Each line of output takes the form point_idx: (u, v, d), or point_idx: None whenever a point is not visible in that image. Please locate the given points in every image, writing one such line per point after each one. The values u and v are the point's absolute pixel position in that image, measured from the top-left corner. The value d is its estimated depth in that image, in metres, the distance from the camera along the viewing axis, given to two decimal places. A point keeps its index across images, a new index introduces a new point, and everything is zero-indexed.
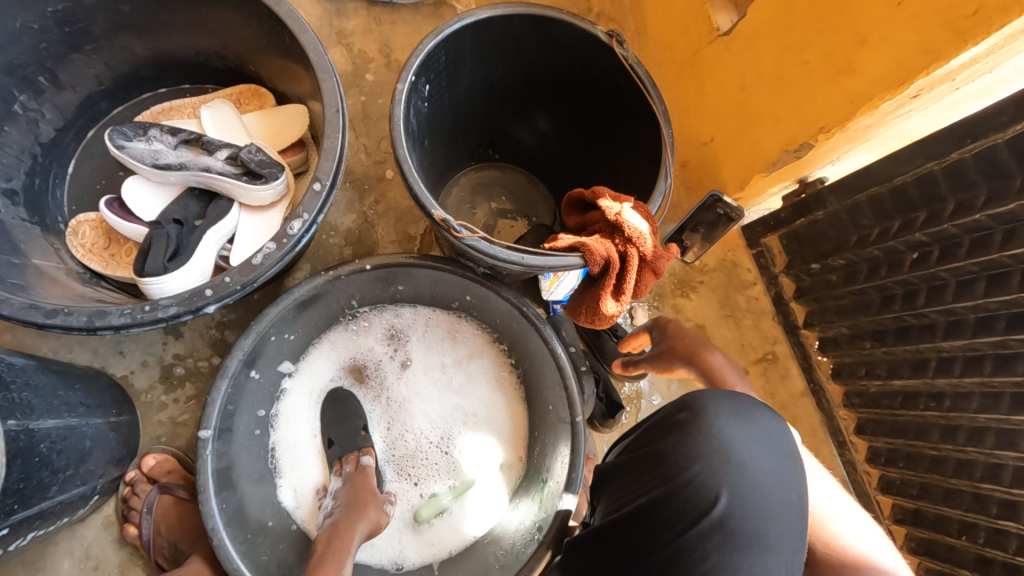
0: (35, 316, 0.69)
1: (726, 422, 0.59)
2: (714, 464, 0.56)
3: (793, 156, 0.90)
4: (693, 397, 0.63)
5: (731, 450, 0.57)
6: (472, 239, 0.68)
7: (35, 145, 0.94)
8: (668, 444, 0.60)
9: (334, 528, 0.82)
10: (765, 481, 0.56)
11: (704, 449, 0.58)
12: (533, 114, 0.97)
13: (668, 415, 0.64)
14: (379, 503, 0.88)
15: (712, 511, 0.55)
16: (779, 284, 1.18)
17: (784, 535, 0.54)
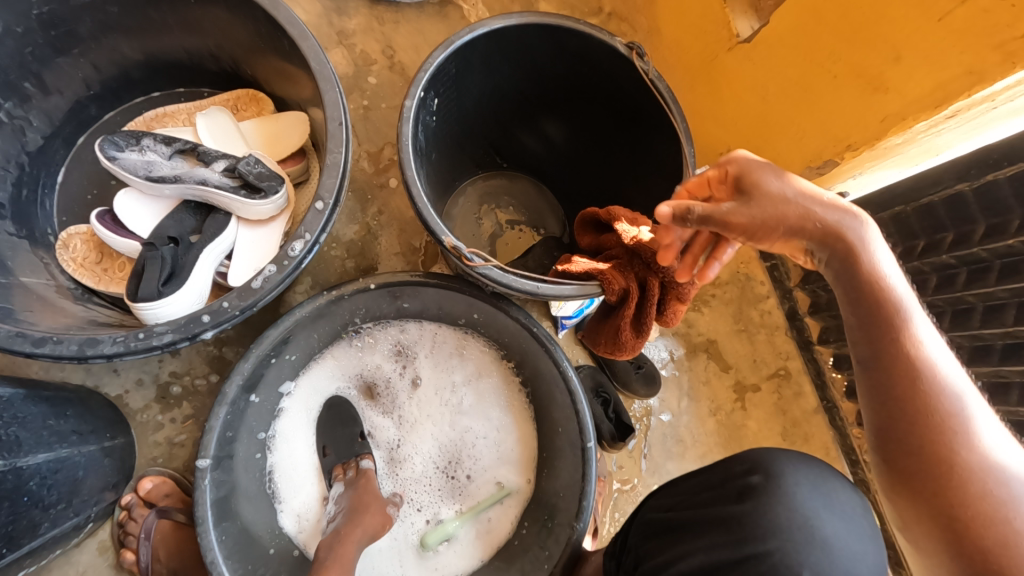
0: (21, 345, 0.65)
1: (808, 492, 0.53)
2: (797, 541, 0.51)
3: (817, 172, 0.88)
4: (763, 457, 0.57)
5: (815, 526, 0.52)
6: (486, 267, 0.65)
7: (22, 154, 0.89)
8: (740, 510, 0.54)
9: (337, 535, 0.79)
10: (846, 560, 0.51)
11: (784, 521, 0.52)
12: (545, 123, 0.93)
13: (733, 475, 0.57)
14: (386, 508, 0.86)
15: None
16: (794, 298, 1.15)
17: None
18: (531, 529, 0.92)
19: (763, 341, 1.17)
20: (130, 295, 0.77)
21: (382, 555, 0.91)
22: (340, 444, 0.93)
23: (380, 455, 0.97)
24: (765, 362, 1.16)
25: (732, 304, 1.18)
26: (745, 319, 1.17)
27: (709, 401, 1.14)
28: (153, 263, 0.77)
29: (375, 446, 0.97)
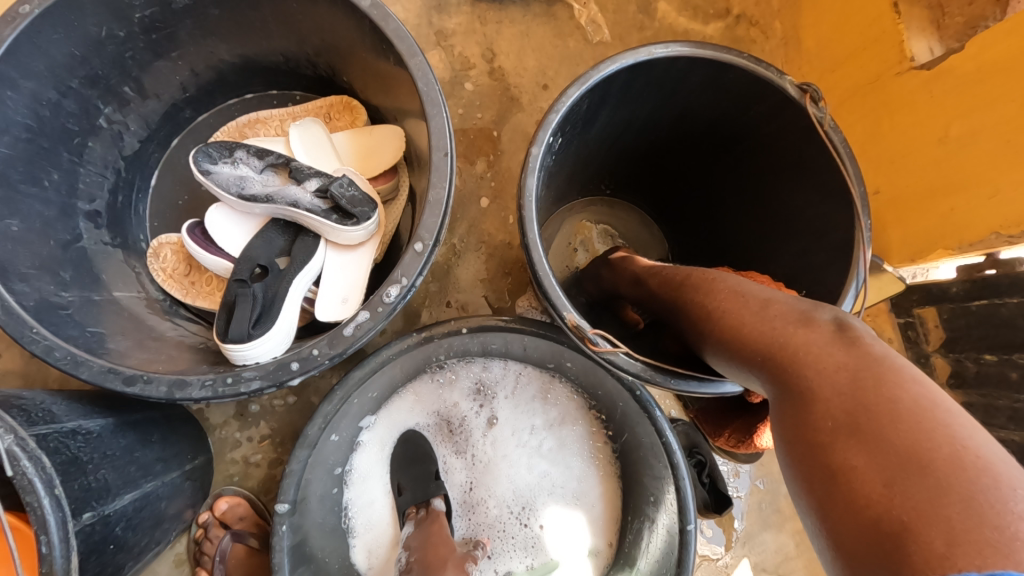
0: (113, 382, 0.63)
1: None
2: None
3: (1005, 242, 0.71)
4: None
5: None
6: (612, 352, 0.56)
7: (119, 159, 0.87)
8: None
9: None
10: None
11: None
12: (670, 154, 0.82)
13: None
14: (459, 557, 0.78)
15: None
16: (931, 364, 1.00)
17: None
18: None
19: None
20: (219, 336, 0.72)
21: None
22: (411, 486, 0.87)
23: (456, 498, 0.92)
24: None
25: None
26: None
27: None
28: (245, 302, 0.73)
29: (451, 489, 0.92)
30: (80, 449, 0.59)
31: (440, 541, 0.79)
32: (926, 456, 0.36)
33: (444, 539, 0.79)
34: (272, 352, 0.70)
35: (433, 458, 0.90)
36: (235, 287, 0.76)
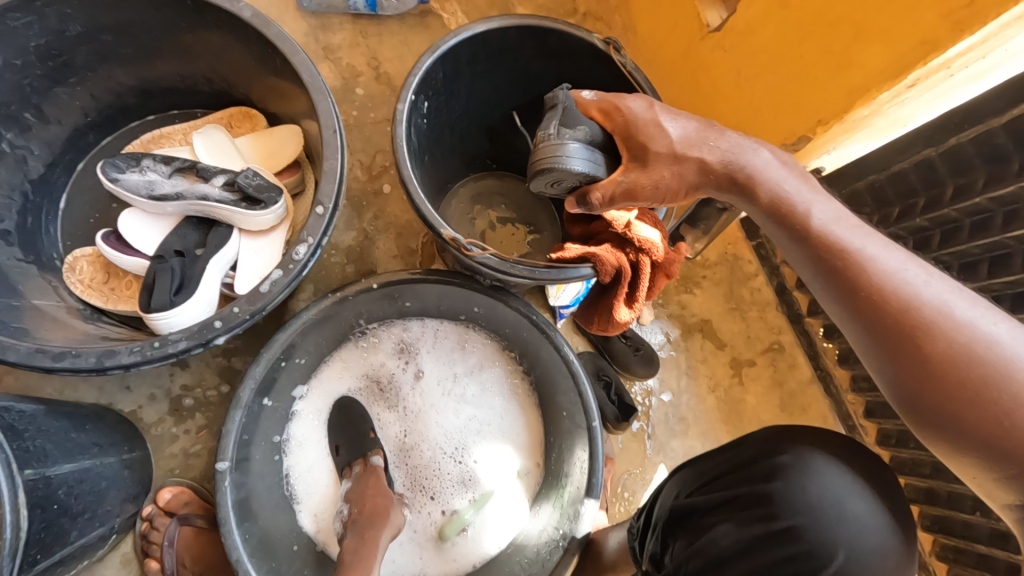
0: (42, 360, 0.68)
1: (834, 471, 0.56)
2: (822, 520, 0.54)
3: (791, 150, 0.92)
4: (792, 437, 0.59)
5: (845, 507, 0.54)
6: (483, 256, 0.69)
7: (25, 183, 0.91)
8: (773, 488, 0.56)
9: (359, 538, 0.80)
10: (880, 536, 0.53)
11: (817, 506, 0.54)
12: (530, 125, 0.98)
13: (762, 454, 0.59)
14: (393, 503, 0.87)
15: (828, 568, 0.53)
16: (781, 274, 1.20)
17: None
18: (546, 509, 0.97)
19: (755, 318, 1.22)
20: (144, 309, 0.81)
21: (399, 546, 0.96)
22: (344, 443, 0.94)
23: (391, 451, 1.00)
24: (759, 338, 1.21)
25: (723, 284, 1.23)
26: (736, 298, 1.22)
27: (708, 378, 1.18)
28: (163, 275, 0.81)
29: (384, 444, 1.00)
30: (15, 420, 0.64)
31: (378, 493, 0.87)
32: None
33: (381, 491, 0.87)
34: (195, 319, 0.80)
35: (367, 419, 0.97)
36: (153, 264, 0.84)
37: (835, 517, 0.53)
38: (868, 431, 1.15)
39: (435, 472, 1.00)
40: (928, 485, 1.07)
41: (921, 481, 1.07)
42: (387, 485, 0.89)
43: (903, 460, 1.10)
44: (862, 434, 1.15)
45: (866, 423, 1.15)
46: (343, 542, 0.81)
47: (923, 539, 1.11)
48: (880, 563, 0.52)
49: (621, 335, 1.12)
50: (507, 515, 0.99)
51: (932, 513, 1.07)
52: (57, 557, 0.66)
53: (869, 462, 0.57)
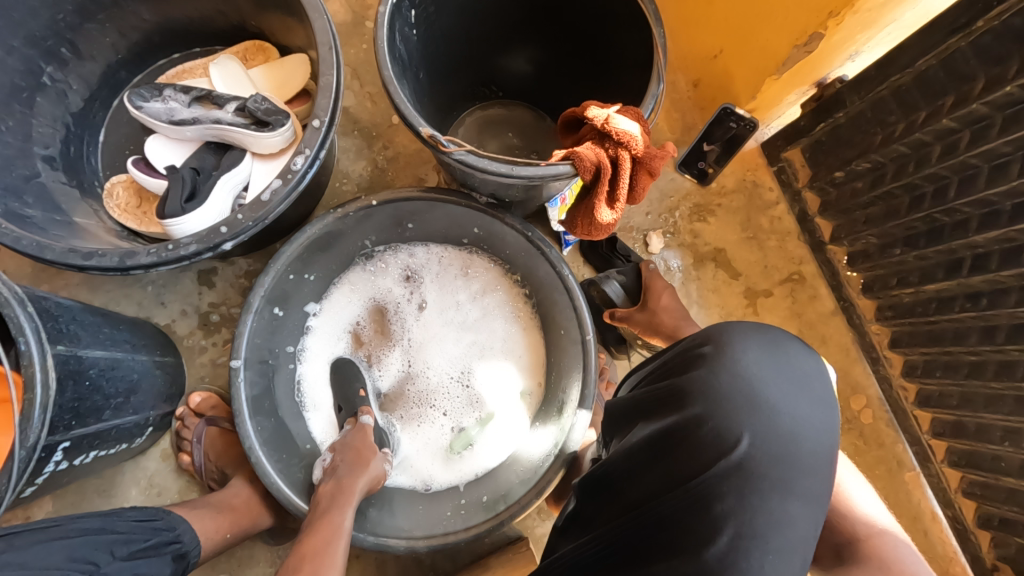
0: (74, 259, 0.76)
1: (751, 359, 0.57)
2: (735, 405, 0.54)
3: (803, 51, 0.86)
4: (718, 331, 0.61)
5: (756, 391, 0.55)
6: (461, 152, 0.69)
7: (66, 115, 1.00)
8: (693, 377, 0.58)
9: (337, 486, 0.79)
10: (793, 420, 0.53)
11: (729, 391, 0.55)
12: (526, 41, 0.96)
13: (690, 348, 0.62)
14: (378, 456, 0.86)
15: (733, 452, 0.53)
16: (803, 200, 1.14)
17: (802, 477, 0.52)
18: (543, 428, 0.98)
19: (774, 247, 1.17)
20: (158, 215, 0.88)
21: (411, 456, 1.00)
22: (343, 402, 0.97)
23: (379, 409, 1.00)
24: (777, 268, 1.16)
25: (740, 212, 1.18)
26: (754, 228, 1.17)
27: (720, 308, 1.15)
28: (175, 184, 0.89)
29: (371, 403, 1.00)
30: (51, 306, 0.71)
31: (364, 448, 0.86)
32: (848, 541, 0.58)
33: (367, 445, 0.86)
34: (203, 227, 0.87)
35: (359, 377, 0.99)
36: (168, 175, 0.91)
37: (743, 400, 0.54)
38: (892, 363, 1.09)
39: (428, 415, 1.03)
40: (956, 418, 1.01)
41: (948, 414, 1.01)
42: (373, 440, 0.88)
43: (929, 393, 1.04)
44: (886, 367, 1.10)
45: (890, 355, 1.09)
46: (321, 487, 0.81)
47: (949, 476, 1.05)
48: (783, 446, 0.52)
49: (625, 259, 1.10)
50: (504, 437, 1.01)
51: (960, 449, 1.02)
52: (93, 428, 0.75)
53: (794, 355, 0.57)
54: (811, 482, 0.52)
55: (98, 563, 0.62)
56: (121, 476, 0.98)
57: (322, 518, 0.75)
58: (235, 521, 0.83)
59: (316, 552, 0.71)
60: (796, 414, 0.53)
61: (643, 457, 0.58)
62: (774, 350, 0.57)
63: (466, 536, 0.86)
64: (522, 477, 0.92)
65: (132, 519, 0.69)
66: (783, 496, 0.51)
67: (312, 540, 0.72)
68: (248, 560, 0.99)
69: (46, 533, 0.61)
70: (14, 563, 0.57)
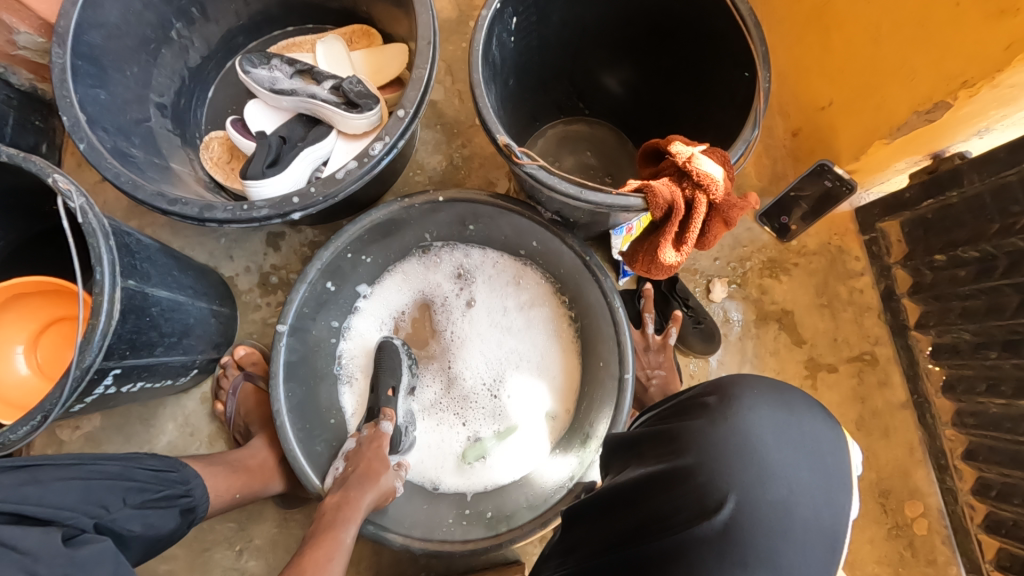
0: (160, 203, 0.81)
1: (756, 418, 0.52)
2: (729, 462, 0.50)
3: (924, 119, 0.79)
4: (730, 382, 0.57)
5: (756, 452, 0.50)
6: (534, 166, 0.68)
7: (184, 69, 1.08)
8: (691, 424, 0.55)
9: (346, 497, 0.79)
10: (792, 493, 0.48)
11: (724, 447, 0.51)
12: (625, 62, 0.94)
13: (697, 397, 0.59)
14: (390, 472, 0.86)
15: (717, 513, 0.48)
16: (892, 276, 1.04)
17: (795, 560, 0.46)
18: (563, 456, 0.95)
19: (849, 320, 1.08)
20: (240, 175, 0.92)
21: (428, 454, 1.00)
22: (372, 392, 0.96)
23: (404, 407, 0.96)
24: (848, 344, 1.07)
25: (817, 276, 1.09)
26: (829, 295, 1.09)
27: (775, 373, 1.08)
28: (262, 150, 0.93)
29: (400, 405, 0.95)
30: (132, 243, 0.76)
31: (377, 459, 0.86)
32: None
33: (379, 459, 0.86)
34: (279, 192, 0.91)
35: (393, 371, 0.96)
36: (258, 141, 0.96)
37: (738, 459, 0.50)
38: (962, 476, 0.98)
39: (450, 416, 1.03)
40: None
41: (1020, 548, 0.89)
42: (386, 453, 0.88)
43: (1001, 519, 0.92)
44: (954, 479, 0.98)
45: (962, 466, 0.97)
46: (329, 496, 0.81)
47: None
48: (775, 520, 0.47)
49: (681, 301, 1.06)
50: (524, 453, 1.00)
51: None
52: (144, 361, 0.79)
53: (808, 420, 0.51)
54: (805, 565, 0.46)
55: (111, 507, 0.65)
56: (162, 409, 1.05)
57: (326, 530, 0.75)
58: (246, 483, 0.86)
59: (317, 567, 0.70)
60: (797, 483, 0.48)
61: (626, 498, 0.56)
62: (786, 412, 0.52)
63: (462, 549, 0.84)
64: (528, 502, 0.90)
65: (147, 467, 0.72)
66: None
67: (314, 555, 0.72)
68: (256, 516, 1.02)
69: (68, 472, 0.64)
70: (34, 495, 0.58)
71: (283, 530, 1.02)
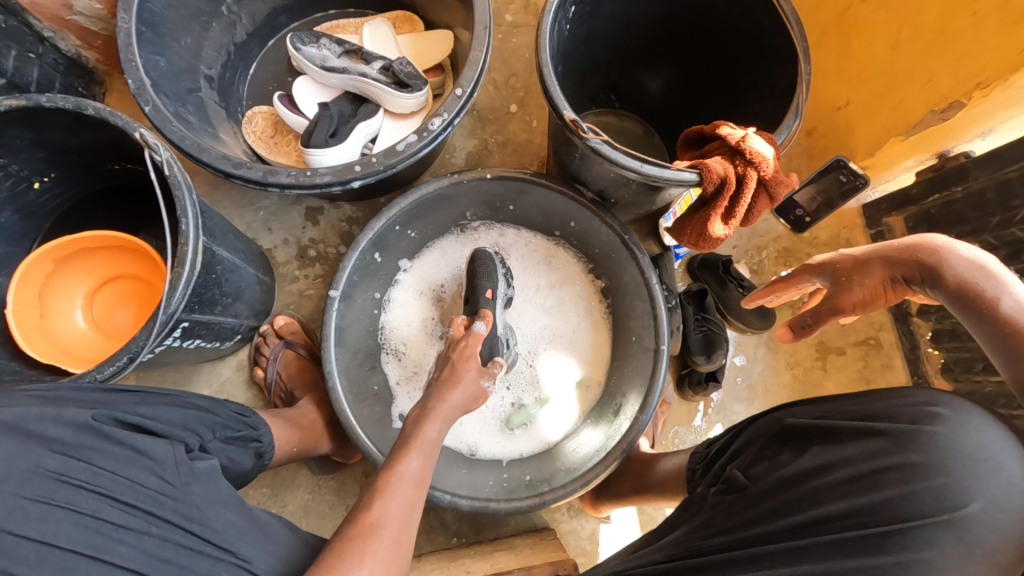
0: (225, 165, 0.84)
1: (979, 430, 0.54)
2: (964, 473, 0.53)
3: (939, 117, 0.88)
4: (936, 393, 0.59)
5: (986, 461, 0.53)
6: (597, 141, 0.73)
7: (230, 44, 1.11)
8: (914, 433, 0.56)
9: (423, 411, 0.75)
10: (1005, 496, 0.52)
11: (955, 454, 0.54)
12: (662, 54, 1.01)
13: (906, 401, 0.59)
14: (477, 373, 0.82)
15: (950, 513, 0.52)
16: None
17: (1003, 550, 0.51)
18: (594, 426, 1.01)
19: None
20: (302, 144, 0.97)
21: (470, 419, 1.04)
22: (471, 298, 0.98)
23: (501, 318, 0.98)
24: (854, 329, 1.15)
25: None
26: None
27: (788, 355, 1.15)
28: (324, 122, 0.98)
29: (496, 306, 0.97)
30: (210, 221, 0.80)
31: (471, 356, 0.83)
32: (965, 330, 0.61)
33: (462, 362, 0.83)
34: (338, 162, 0.95)
35: (488, 275, 0.98)
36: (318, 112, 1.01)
37: (967, 467, 0.53)
38: None
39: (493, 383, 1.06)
40: None
41: None
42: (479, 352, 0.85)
43: None
44: None
45: None
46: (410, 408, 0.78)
47: None
48: (1002, 519, 0.51)
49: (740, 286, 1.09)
50: (553, 425, 1.05)
51: None
52: (205, 317, 0.82)
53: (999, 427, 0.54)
54: (997, 549, 0.51)
55: (203, 436, 0.69)
56: (198, 375, 1.06)
57: (405, 447, 0.70)
58: (302, 438, 0.91)
59: (394, 477, 0.66)
60: (1015, 485, 0.52)
61: (841, 491, 0.58)
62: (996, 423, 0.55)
63: (506, 507, 0.88)
64: (567, 467, 0.95)
65: (231, 409, 0.77)
66: (973, 564, 0.51)
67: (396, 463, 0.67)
68: (290, 481, 1.04)
69: (167, 399, 0.68)
70: (148, 412, 0.64)
71: (317, 496, 1.04)
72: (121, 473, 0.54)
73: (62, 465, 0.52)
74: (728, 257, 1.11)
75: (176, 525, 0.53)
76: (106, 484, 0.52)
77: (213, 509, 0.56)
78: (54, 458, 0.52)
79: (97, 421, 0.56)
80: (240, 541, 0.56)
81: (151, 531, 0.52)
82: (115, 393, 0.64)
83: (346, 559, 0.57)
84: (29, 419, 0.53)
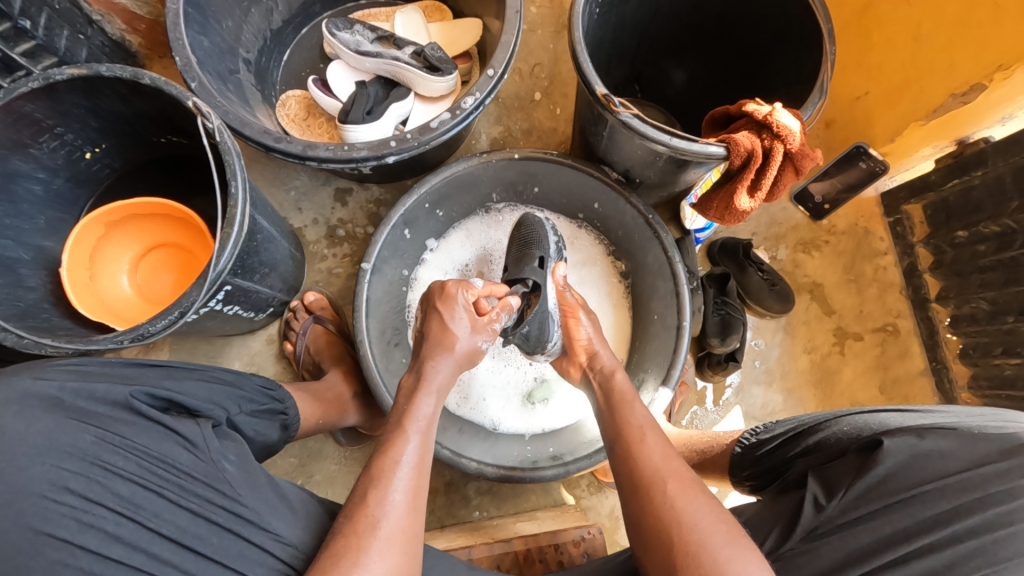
0: (266, 139, 0.87)
1: None
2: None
3: (960, 101, 0.90)
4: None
5: None
6: (628, 115, 0.75)
7: (267, 30, 1.15)
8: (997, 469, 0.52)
9: (418, 381, 0.78)
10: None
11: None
12: (687, 40, 1.04)
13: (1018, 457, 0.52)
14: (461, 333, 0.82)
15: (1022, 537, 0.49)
16: (914, 254, 1.14)
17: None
18: None
19: (874, 295, 1.17)
20: (341, 120, 1.04)
21: (493, 396, 1.06)
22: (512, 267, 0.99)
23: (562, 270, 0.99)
24: (872, 316, 1.17)
25: (845, 254, 1.19)
26: (856, 272, 1.18)
27: (805, 339, 1.16)
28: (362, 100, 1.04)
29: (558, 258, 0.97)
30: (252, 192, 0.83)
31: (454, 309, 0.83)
32: (671, 513, 0.62)
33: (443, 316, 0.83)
34: (373, 138, 1.00)
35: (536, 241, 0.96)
36: (355, 91, 1.07)
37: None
38: None
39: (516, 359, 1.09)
40: None
41: None
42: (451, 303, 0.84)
43: None
44: None
45: None
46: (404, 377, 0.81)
47: None
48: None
49: (759, 269, 1.12)
50: (573, 402, 1.06)
51: None
52: (245, 284, 0.86)
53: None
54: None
55: (230, 410, 0.71)
56: (229, 348, 1.10)
57: (400, 428, 0.71)
58: (326, 411, 0.93)
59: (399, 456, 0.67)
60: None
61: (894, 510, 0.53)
62: None
63: (531, 476, 0.90)
64: (590, 439, 0.96)
65: (255, 383, 0.78)
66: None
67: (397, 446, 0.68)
68: (317, 453, 1.07)
69: (195, 373, 0.70)
70: (177, 386, 0.65)
71: (342, 468, 1.07)
72: (155, 451, 0.56)
73: (99, 438, 0.55)
74: (749, 242, 1.14)
75: (211, 501, 0.56)
76: (145, 461, 0.55)
77: (245, 486, 0.59)
78: (90, 431, 0.55)
79: (133, 398, 0.59)
80: (270, 516, 0.59)
81: (185, 505, 0.55)
82: (146, 367, 0.65)
83: (347, 551, 0.57)
84: (65, 393, 0.56)
